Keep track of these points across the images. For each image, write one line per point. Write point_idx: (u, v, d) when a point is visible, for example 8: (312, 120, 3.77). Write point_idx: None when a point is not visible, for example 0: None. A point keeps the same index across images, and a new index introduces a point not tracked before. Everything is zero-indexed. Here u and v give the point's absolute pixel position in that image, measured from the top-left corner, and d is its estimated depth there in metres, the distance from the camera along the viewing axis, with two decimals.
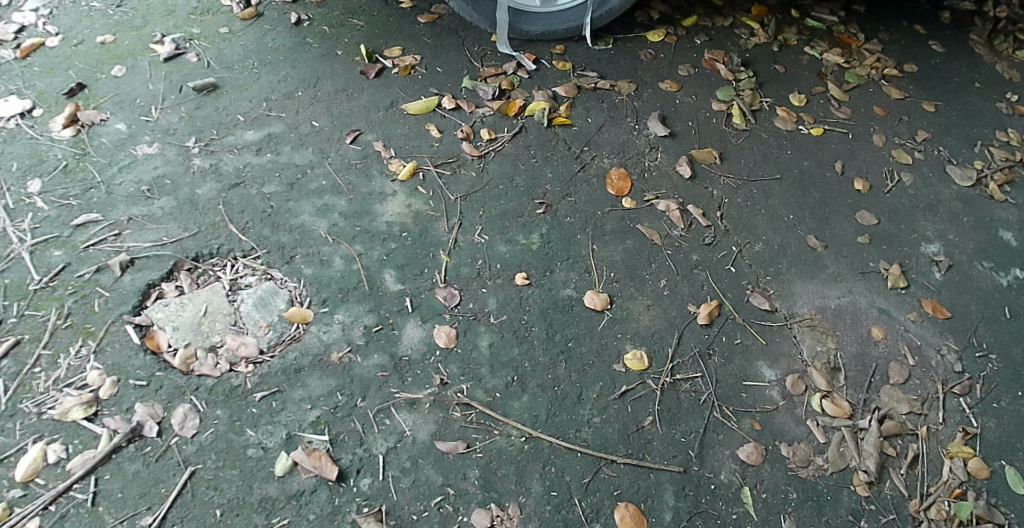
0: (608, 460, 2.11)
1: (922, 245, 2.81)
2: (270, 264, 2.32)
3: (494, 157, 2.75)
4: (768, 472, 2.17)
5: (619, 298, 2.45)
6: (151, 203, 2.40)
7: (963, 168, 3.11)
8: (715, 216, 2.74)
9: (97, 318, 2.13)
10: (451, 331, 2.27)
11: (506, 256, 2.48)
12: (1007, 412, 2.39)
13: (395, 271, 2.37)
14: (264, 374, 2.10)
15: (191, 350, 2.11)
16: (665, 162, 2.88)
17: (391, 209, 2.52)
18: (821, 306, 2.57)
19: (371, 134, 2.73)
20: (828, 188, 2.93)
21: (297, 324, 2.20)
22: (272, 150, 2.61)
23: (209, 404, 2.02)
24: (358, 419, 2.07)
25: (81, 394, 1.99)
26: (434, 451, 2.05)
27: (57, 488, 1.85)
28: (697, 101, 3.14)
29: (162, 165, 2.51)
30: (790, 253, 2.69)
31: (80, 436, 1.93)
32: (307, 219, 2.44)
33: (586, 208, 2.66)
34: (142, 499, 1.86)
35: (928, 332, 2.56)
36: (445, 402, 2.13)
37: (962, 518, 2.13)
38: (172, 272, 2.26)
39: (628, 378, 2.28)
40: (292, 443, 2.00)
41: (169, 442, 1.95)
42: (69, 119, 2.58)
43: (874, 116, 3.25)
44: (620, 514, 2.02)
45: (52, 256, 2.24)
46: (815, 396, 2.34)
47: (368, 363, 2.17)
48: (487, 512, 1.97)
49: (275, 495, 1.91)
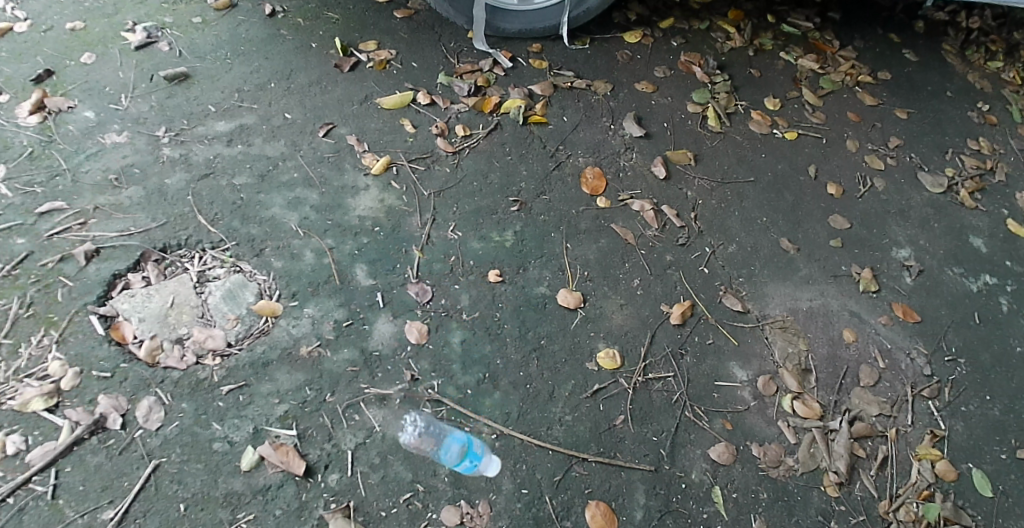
0: (579, 458, 2.11)
1: (893, 249, 2.85)
2: (239, 256, 2.29)
3: (469, 154, 2.74)
4: (739, 472, 2.18)
5: (592, 297, 2.45)
6: (118, 192, 2.36)
7: (934, 175, 3.15)
8: (689, 216, 2.76)
9: (61, 308, 2.09)
10: (423, 327, 2.25)
11: (479, 253, 2.47)
12: (973, 415, 2.43)
13: (366, 265, 2.36)
14: (231, 367, 2.07)
15: (157, 341, 2.07)
16: (640, 163, 2.89)
17: (365, 204, 2.51)
18: (792, 308, 2.59)
19: (344, 128, 2.71)
20: (801, 191, 2.96)
21: (266, 317, 2.18)
22: (243, 141, 2.58)
23: (175, 397, 1.99)
24: (327, 415, 2.04)
25: (42, 385, 1.95)
26: (404, 447, 2.03)
27: (16, 480, 1.81)
28: (673, 102, 3.16)
29: (130, 154, 2.47)
30: (763, 255, 2.71)
31: (40, 427, 1.89)
32: (277, 212, 2.41)
33: (560, 206, 2.66)
34: (105, 493, 1.82)
35: (898, 336, 2.59)
36: (416, 398, 2.12)
37: (930, 521, 2.16)
38: (139, 262, 2.22)
39: (599, 377, 2.28)
40: (259, 437, 1.97)
41: (133, 435, 1.91)
42: (36, 105, 2.53)
43: (847, 122, 3.29)
44: (590, 512, 2.03)
45: (16, 244, 2.20)
46: (786, 396, 2.35)
47: (338, 357, 2.15)
48: (456, 510, 1.96)
49: (242, 490, 1.89)
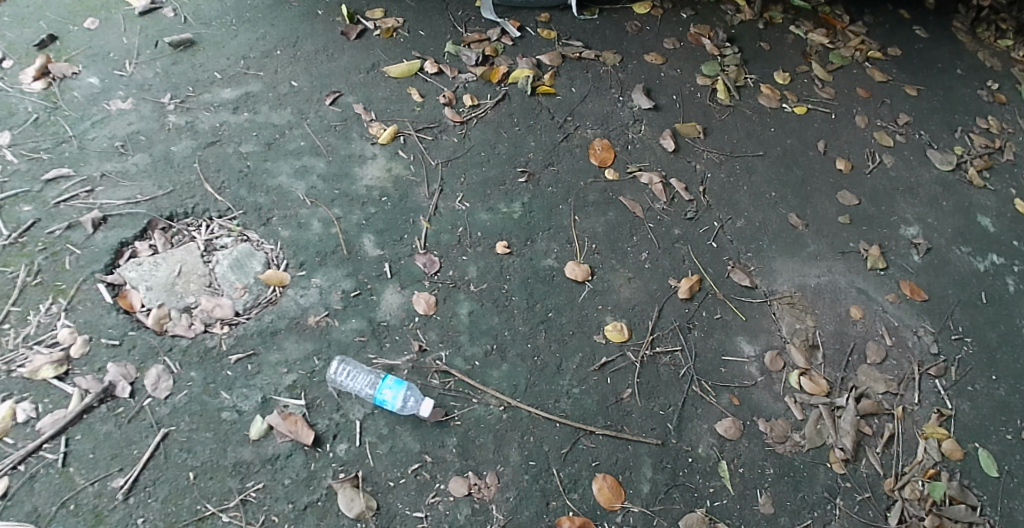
0: (587, 431, 2.10)
1: (902, 227, 2.82)
2: (246, 225, 2.27)
3: (477, 124, 2.71)
4: (746, 447, 2.17)
5: (600, 270, 2.43)
6: (124, 159, 2.34)
7: (943, 152, 3.12)
8: (698, 190, 2.73)
9: (68, 276, 2.08)
10: (430, 298, 2.24)
11: (487, 224, 2.45)
12: (979, 395, 2.42)
13: (374, 235, 2.34)
14: (240, 336, 2.06)
15: (165, 310, 2.06)
16: (649, 135, 2.86)
17: (372, 173, 2.48)
18: (800, 284, 2.57)
19: (351, 97, 2.68)
20: (811, 166, 2.93)
21: (273, 287, 2.16)
22: (250, 109, 2.55)
23: (183, 365, 1.98)
24: (335, 380, 2.04)
25: (51, 353, 1.94)
26: (412, 418, 2.03)
27: (26, 447, 1.80)
28: (682, 74, 3.12)
29: (136, 121, 2.44)
30: (772, 230, 2.69)
31: (50, 395, 1.88)
32: (284, 181, 2.39)
33: (568, 179, 2.64)
34: (114, 461, 1.82)
35: (905, 313, 2.57)
36: (424, 369, 2.11)
37: (935, 499, 2.15)
38: (146, 230, 2.20)
39: (607, 350, 2.26)
40: (268, 407, 1.97)
41: (143, 403, 1.91)
42: (41, 71, 2.50)
43: (857, 97, 3.25)
44: (598, 484, 2.02)
45: (23, 211, 2.18)
46: (793, 372, 2.34)
47: (346, 326, 2.13)
48: (464, 481, 1.96)
49: (250, 459, 1.88)
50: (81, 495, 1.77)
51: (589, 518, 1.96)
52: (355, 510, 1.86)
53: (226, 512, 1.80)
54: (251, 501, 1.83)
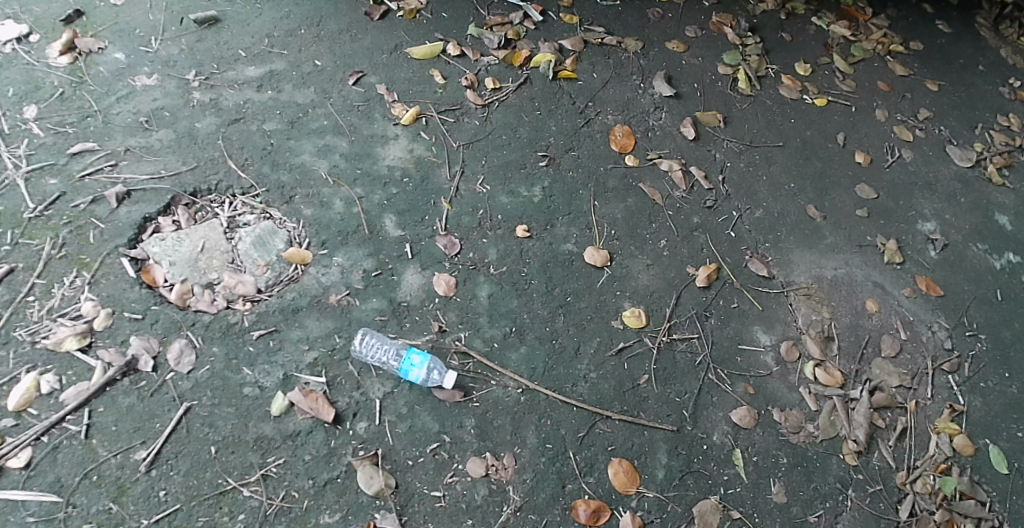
0: (603, 415, 2.11)
1: (919, 222, 2.81)
2: (269, 203, 2.28)
3: (498, 107, 2.71)
4: (760, 436, 2.17)
5: (618, 256, 2.43)
6: (148, 135, 2.34)
7: (962, 148, 3.10)
8: (717, 179, 2.72)
9: (92, 250, 2.09)
10: (451, 280, 2.24)
11: (507, 207, 2.45)
12: (992, 392, 2.41)
13: (395, 216, 2.34)
14: (262, 312, 2.07)
15: (188, 286, 2.07)
16: (669, 123, 2.85)
17: (394, 154, 2.49)
18: (817, 276, 2.56)
19: (374, 77, 2.68)
20: (830, 158, 2.91)
21: (295, 265, 2.17)
22: (273, 87, 2.55)
23: (206, 340, 2.00)
24: (359, 354, 2.06)
25: (75, 325, 1.95)
26: (431, 398, 2.03)
27: (50, 419, 1.82)
28: (703, 63, 3.10)
29: (160, 97, 2.45)
30: (790, 221, 2.68)
31: (74, 367, 1.90)
32: (307, 159, 2.40)
33: (589, 164, 2.63)
34: (137, 433, 1.84)
35: (921, 308, 2.56)
36: (443, 349, 2.11)
37: (946, 494, 2.15)
38: (169, 206, 2.21)
39: (624, 336, 2.26)
40: (289, 384, 1.98)
41: (165, 377, 1.92)
42: (67, 46, 2.51)
43: (878, 90, 3.23)
44: (613, 469, 2.02)
45: (48, 184, 2.19)
46: (808, 364, 2.33)
47: (367, 306, 2.14)
48: (482, 462, 1.97)
49: (271, 435, 1.90)
50: (104, 467, 1.78)
51: (604, 502, 1.97)
52: (374, 488, 1.87)
53: (247, 486, 1.82)
54: (272, 476, 1.85)
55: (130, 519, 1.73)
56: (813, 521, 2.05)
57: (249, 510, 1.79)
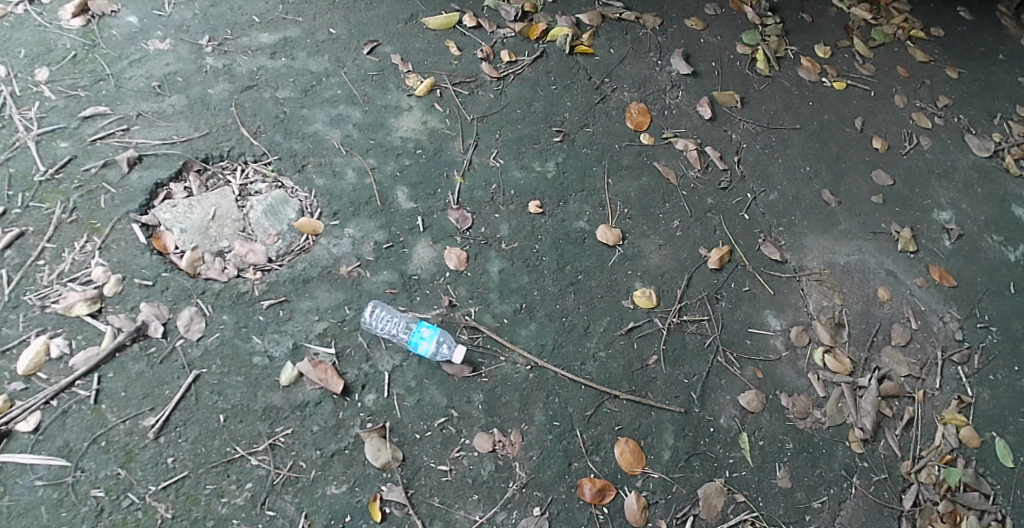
0: (611, 395, 2.10)
1: (935, 211, 2.77)
2: (281, 172, 2.27)
3: (513, 81, 2.68)
4: (768, 420, 2.16)
5: (631, 235, 2.41)
6: (161, 100, 2.32)
7: (980, 138, 3.05)
8: (732, 160, 2.69)
9: (103, 215, 2.08)
10: (462, 254, 2.22)
11: (520, 182, 2.43)
12: (1002, 385, 2.39)
13: (408, 188, 2.32)
14: (272, 282, 2.06)
15: (198, 253, 2.06)
16: (685, 102, 2.81)
17: (408, 125, 2.46)
18: (830, 261, 2.53)
19: (389, 47, 2.64)
20: (846, 143, 2.87)
21: (306, 235, 2.16)
22: (287, 55, 2.53)
23: (215, 308, 1.99)
24: (370, 325, 2.04)
25: (85, 290, 1.95)
26: (440, 372, 2.02)
27: (59, 383, 1.82)
28: (722, 42, 3.06)
29: (173, 62, 2.42)
30: (804, 205, 2.65)
31: (84, 332, 1.90)
32: (320, 128, 2.37)
33: (603, 141, 2.61)
34: (146, 399, 1.84)
35: (933, 298, 2.54)
36: (453, 323, 2.10)
37: (951, 485, 2.13)
38: (181, 172, 2.20)
39: (635, 315, 2.25)
40: (298, 354, 1.97)
41: (175, 344, 1.92)
42: (80, 8, 2.48)
43: (897, 76, 3.17)
44: (620, 448, 2.02)
45: (59, 147, 2.17)
46: (818, 349, 2.31)
47: (377, 278, 2.13)
48: (489, 437, 1.96)
49: (279, 404, 1.90)
50: (113, 432, 1.79)
51: (610, 482, 1.97)
52: (381, 460, 1.87)
53: (255, 455, 1.82)
54: (280, 446, 1.85)
55: (138, 485, 1.74)
56: (817, 507, 2.04)
57: (256, 479, 1.80)
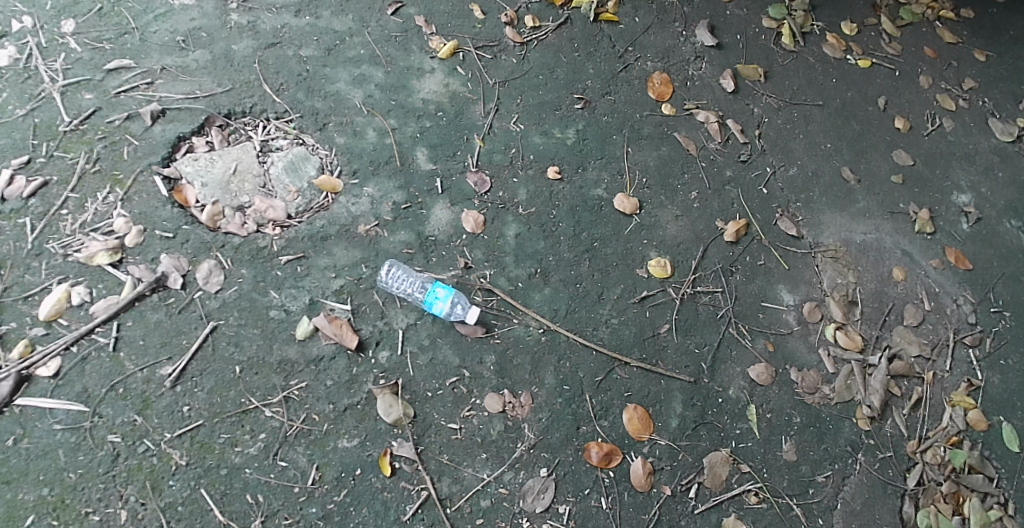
0: (621, 362, 2.12)
1: (954, 193, 2.74)
2: (302, 129, 2.29)
3: (537, 46, 2.67)
4: (776, 394, 2.17)
5: (647, 205, 2.41)
6: (185, 55, 2.34)
7: (1004, 123, 3.01)
8: (753, 133, 2.67)
9: (126, 167, 2.11)
10: (479, 217, 2.24)
11: (540, 148, 2.43)
12: (1012, 370, 2.39)
13: (427, 149, 2.34)
14: (291, 239, 2.09)
15: (219, 207, 2.09)
16: (708, 73, 2.79)
17: (429, 87, 2.47)
18: (846, 239, 2.53)
19: (413, 8, 2.64)
20: (868, 121, 2.84)
21: (326, 193, 2.18)
22: (311, 13, 2.53)
23: (234, 262, 2.03)
24: (384, 284, 2.08)
25: (106, 240, 1.98)
26: (453, 332, 2.06)
27: (80, 330, 1.87)
28: (748, 14, 3.02)
29: (198, 17, 2.43)
30: (823, 182, 2.63)
31: (105, 281, 1.94)
32: (342, 88, 2.39)
33: (624, 110, 2.60)
34: (164, 349, 1.88)
35: (948, 281, 2.53)
36: (468, 285, 2.13)
37: (954, 466, 2.15)
38: (203, 126, 2.22)
39: (648, 284, 2.26)
40: (315, 309, 2.01)
41: (193, 296, 1.96)
42: None
43: (923, 56, 3.12)
44: (628, 415, 2.05)
45: (84, 99, 2.20)
46: (829, 326, 2.32)
47: (394, 238, 2.16)
48: (499, 398, 2.00)
49: (295, 358, 1.94)
50: (130, 380, 1.84)
51: (616, 446, 2.00)
52: (393, 416, 1.92)
53: (269, 407, 1.87)
54: (294, 399, 1.89)
55: (153, 432, 1.79)
56: (820, 481, 2.07)
57: (270, 430, 1.84)
